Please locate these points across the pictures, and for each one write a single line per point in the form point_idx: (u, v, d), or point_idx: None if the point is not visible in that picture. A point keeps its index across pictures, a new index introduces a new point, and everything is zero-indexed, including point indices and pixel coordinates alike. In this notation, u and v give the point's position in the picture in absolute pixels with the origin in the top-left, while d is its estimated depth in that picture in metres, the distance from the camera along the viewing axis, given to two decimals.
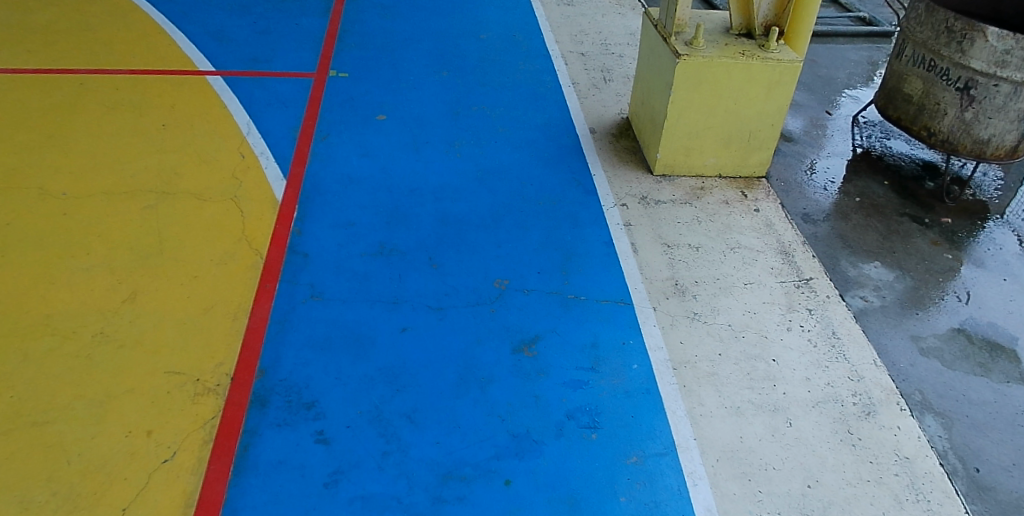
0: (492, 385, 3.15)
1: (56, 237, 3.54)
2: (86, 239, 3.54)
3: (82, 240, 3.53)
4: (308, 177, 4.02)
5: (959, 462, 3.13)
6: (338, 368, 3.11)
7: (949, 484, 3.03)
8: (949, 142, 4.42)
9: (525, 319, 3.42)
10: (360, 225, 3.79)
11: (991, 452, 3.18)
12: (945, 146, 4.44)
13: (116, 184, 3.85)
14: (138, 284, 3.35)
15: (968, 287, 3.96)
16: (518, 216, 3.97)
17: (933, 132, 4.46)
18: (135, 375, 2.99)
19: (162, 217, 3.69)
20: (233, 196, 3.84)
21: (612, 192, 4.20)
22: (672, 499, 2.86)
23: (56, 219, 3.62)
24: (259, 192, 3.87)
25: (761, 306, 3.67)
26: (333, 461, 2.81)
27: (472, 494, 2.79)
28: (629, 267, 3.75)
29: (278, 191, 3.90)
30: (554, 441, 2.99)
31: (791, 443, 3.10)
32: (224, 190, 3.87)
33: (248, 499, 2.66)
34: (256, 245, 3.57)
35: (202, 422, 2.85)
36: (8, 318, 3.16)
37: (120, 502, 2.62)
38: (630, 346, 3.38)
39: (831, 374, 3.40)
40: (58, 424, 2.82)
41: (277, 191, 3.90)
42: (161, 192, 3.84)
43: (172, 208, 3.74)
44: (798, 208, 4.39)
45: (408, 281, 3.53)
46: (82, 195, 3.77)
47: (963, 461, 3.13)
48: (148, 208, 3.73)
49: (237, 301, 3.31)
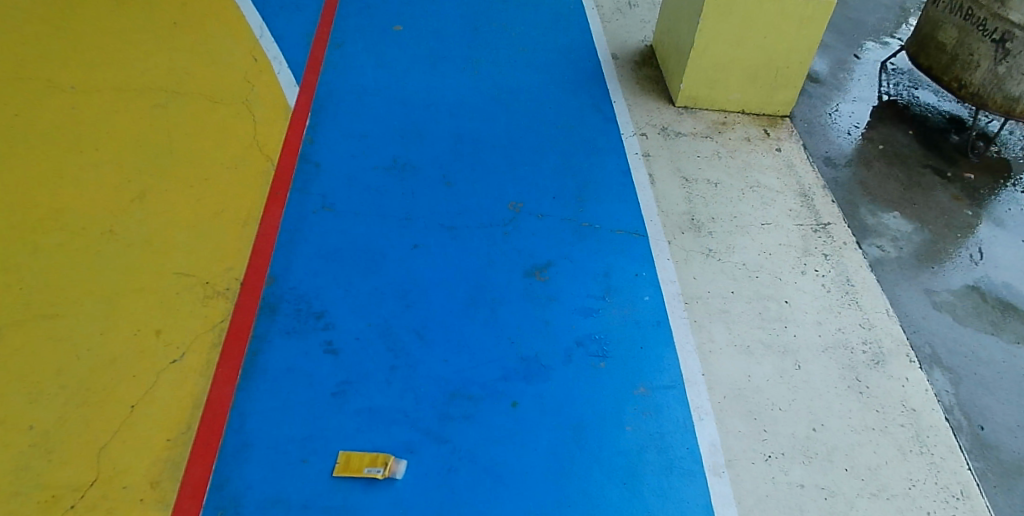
0: (503, 307, 3.13)
1: (63, 129, 3.42)
2: (94, 132, 3.43)
3: (92, 137, 3.41)
4: (321, 85, 3.90)
5: (965, 418, 3.13)
6: (349, 281, 3.09)
7: (954, 438, 3.06)
8: (979, 95, 4.29)
9: (538, 244, 3.37)
10: (374, 137, 3.67)
11: (996, 411, 3.18)
12: (975, 100, 4.31)
13: (125, 81, 3.71)
14: (147, 184, 3.27)
15: (983, 246, 3.87)
16: (534, 138, 3.86)
17: (964, 84, 4.33)
18: (144, 276, 2.97)
19: (174, 117, 3.56)
20: (245, 100, 3.74)
21: (632, 121, 4.08)
22: (676, 432, 2.91)
23: (63, 111, 3.50)
24: (272, 97, 3.78)
25: (777, 248, 3.61)
26: (341, 372, 2.84)
27: (479, 413, 2.84)
28: (646, 199, 3.67)
29: (290, 96, 3.79)
30: (562, 367, 3.00)
31: (799, 386, 3.12)
32: (236, 94, 3.75)
33: (256, 403, 2.72)
34: (267, 152, 3.49)
35: (211, 325, 2.87)
36: (17, 209, 3.10)
37: (130, 400, 2.68)
38: (643, 278, 3.34)
39: (842, 320, 3.37)
40: (67, 319, 2.83)
41: (289, 96, 3.80)
42: (171, 91, 3.71)
43: (183, 108, 3.63)
44: (819, 150, 4.27)
45: (420, 197, 3.45)
46: (91, 90, 3.63)
47: (968, 417, 3.14)
48: (159, 107, 3.61)
49: (248, 209, 3.25)
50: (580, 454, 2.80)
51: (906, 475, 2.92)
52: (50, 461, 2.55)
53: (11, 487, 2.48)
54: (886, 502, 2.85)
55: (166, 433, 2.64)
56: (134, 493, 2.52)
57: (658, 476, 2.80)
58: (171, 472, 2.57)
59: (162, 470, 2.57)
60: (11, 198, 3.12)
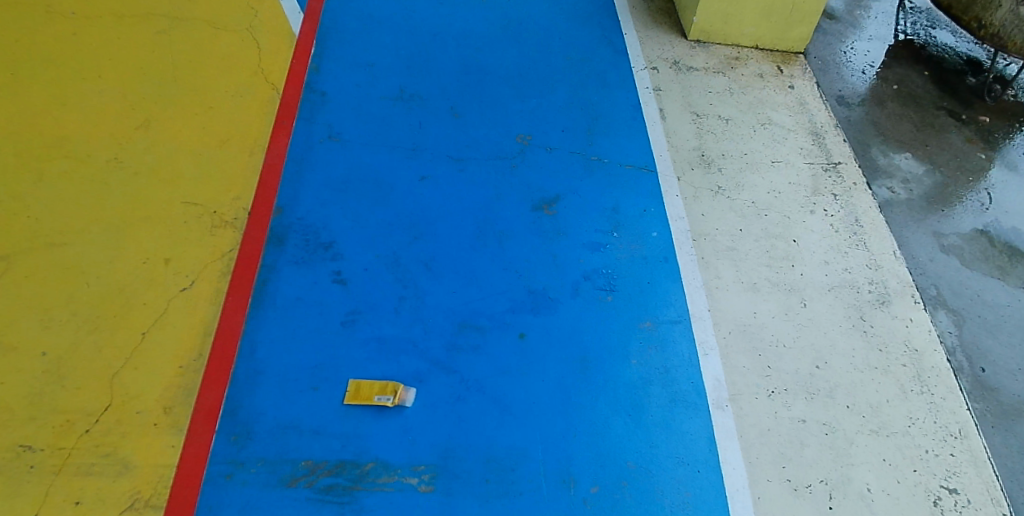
0: (511, 241, 3.13)
1: (63, 54, 3.33)
2: (94, 58, 3.34)
3: (93, 63, 3.32)
4: (326, 11, 3.78)
5: (966, 360, 3.16)
6: (357, 211, 3.09)
7: (955, 380, 3.09)
8: (999, 37, 4.15)
9: (546, 178, 3.34)
10: (380, 67, 3.59)
11: (998, 354, 3.19)
12: (994, 41, 4.18)
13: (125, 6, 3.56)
14: (152, 112, 3.22)
15: (993, 193, 3.77)
16: (544, 71, 3.78)
17: (984, 24, 4.19)
18: (151, 205, 2.98)
19: (176, 44, 3.47)
20: (248, 26, 3.64)
21: (643, 55, 3.99)
22: (682, 366, 2.94)
23: (63, 37, 3.38)
24: (276, 24, 3.68)
25: (787, 186, 3.57)
26: (350, 302, 2.87)
27: (487, 344, 2.86)
28: (656, 134, 3.62)
29: (295, 24, 3.70)
30: (570, 300, 3.01)
31: (804, 324, 3.14)
32: (239, 20, 3.64)
33: (266, 332, 2.76)
34: (272, 80, 3.44)
35: (219, 254, 2.90)
36: (20, 137, 3.07)
37: (140, 327, 2.72)
38: (651, 214, 3.32)
39: (850, 260, 3.36)
40: (76, 247, 2.84)
41: (293, 23, 3.70)
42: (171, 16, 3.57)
43: (185, 33, 3.52)
44: (832, 89, 4.16)
45: (428, 129, 3.41)
46: (91, 15, 3.48)
47: (970, 360, 3.16)
48: (161, 32, 3.50)
49: (254, 136, 3.24)
50: (586, 386, 2.83)
51: (906, 414, 2.97)
52: (64, 387, 2.60)
53: (27, 413, 2.54)
54: (886, 439, 2.89)
55: (178, 360, 2.69)
56: (148, 418, 2.58)
57: (663, 408, 2.84)
58: (183, 398, 2.62)
59: (175, 396, 2.63)
60: (14, 125, 3.09)
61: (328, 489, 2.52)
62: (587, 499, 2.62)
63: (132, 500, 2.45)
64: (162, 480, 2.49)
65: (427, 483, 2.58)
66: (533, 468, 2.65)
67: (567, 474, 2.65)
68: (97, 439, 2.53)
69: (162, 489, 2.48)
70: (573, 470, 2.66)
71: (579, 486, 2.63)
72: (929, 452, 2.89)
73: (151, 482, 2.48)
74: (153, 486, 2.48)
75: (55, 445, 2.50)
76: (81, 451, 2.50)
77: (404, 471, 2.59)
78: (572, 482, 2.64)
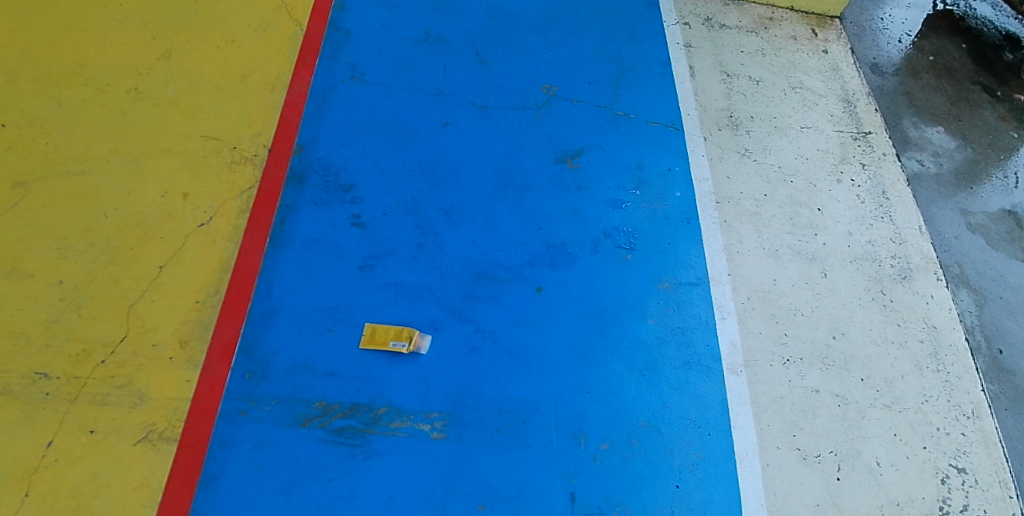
0: (531, 193, 3.08)
1: None
2: None
3: None
4: None
5: (984, 340, 3.10)
6: (377, 155, 3.05)
7: (971, 360, 3.04)
8: None
9: (570, 130, 3.28)
10: (406, 7, 3.51)
11: (1017, 336, 3.14)
12: None
13: None
14: (173, 43, 3.17)
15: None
16: (573, 20, 3.69)
17: None
18: (170, 137, 2.95)
19: None
20: None
21: (675, 8, 3.87)
22: (699, 329, 2.90)
23: None
24: None
25: (815, 153, 3.49)
26: (368, 246, 2.85)
27: (505, 295, 2.83)
28: (684, 92, 3.54)
29: None
30: (589, 257, 2.97)
31: (823, 294, 3.08)
32: None
33: (284, 272, 2.75)
34: (296, 16, 3.37)
35: (238, 191, 2.88)
36: (40, 61, 3.01)
37: (157, 260, 2.72)
38: (675, 173, 3.26)
39: (873, 232, 3.29)
40: (94, 177, 2.83)
41: None
42: None
43: None
44: (867, 56, 4.01)
45: (452, 74, 3.34)
46: None
47: (988, 340, 3.11)
48: None
49: (276, 72, 3.19)
50: (601, 342, 2.80)
51: (919, 390, 2.92)
52: (81, 315, 2.60)
53: (42, 340, 2.54)
54: (897, 414, 2.86)
55: (195, 295, 2.68)
56: (164, 351, 2.58)
57: (678, 370, 2.80)
58: (199, 333, 2.63)
59: (191, 330, 2.63)
60: (33, 49, 3.03)
61: (341, 431, 2.52)
62: (597, 455, 2.61)
63: (146, 432, 2.46)
64: (176, 413, 2.49)
65: (439, 431, 2.57)
66: (545, 422, 2.63)
67: (578, 430, 2.63)
68: (112, 369, 2.53)
69: (176, 422, 2.48)
70: (584, 426, 2.64)
71: (590, 442, 2.62)
72: (940, 430, 2.85)
73: (166, 415, 2.49)
74: (167, 419, 2.48)
75: (70, 374, 2.51)
76: (97, 381, 2.51)
77: (417, 417, 2.58)
78: (582, 439, 2.62)
